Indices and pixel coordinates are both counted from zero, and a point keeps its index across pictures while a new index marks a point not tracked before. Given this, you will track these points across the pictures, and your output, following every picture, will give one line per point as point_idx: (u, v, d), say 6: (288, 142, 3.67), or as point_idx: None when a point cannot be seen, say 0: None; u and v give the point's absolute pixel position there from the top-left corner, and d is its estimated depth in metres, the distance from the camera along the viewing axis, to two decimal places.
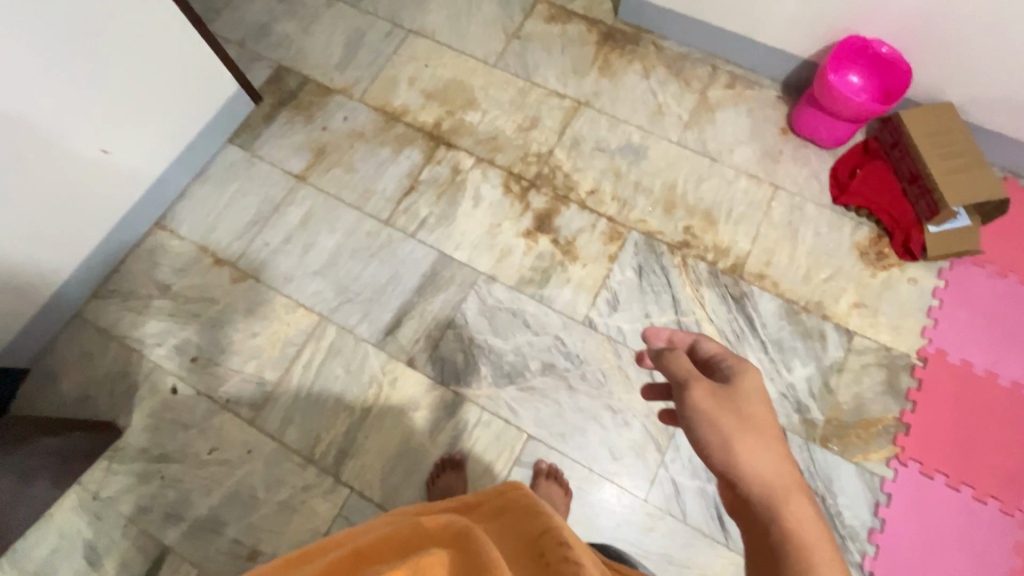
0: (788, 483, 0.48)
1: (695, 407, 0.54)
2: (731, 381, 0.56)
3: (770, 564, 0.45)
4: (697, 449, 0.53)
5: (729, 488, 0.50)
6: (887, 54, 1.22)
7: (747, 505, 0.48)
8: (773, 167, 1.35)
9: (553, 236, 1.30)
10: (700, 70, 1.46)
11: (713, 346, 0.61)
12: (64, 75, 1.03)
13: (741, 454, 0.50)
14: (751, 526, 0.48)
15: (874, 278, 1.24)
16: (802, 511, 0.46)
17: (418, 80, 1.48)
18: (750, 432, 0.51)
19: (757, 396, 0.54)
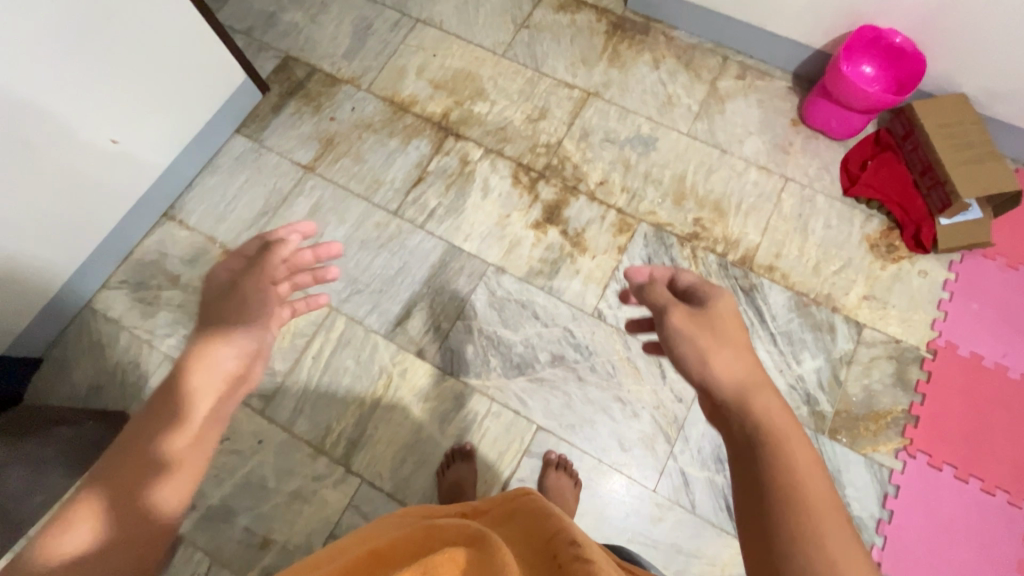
0: (756, 381, 0.55)
1: (676, 330, 0.61)
2: (706, 304, 0.62)
3: (750, 455, 0.50)
4: (681, 367, 0.59)
5: (708, 396, 0.56)
6: (902, 44, 1.21)
7: (723, 409, 0.55)
8: (783, 159, 1.34)
9: (562, 227, 1.30)
10: (710, 60, 1.44)
11: (690, 277, 0.67)
12: (75, 65, 1.03)
13: (715, 364, 0.57)
14: (729, 428, 0.54)
15: (884, 270, 1.24)
16: (770, 399, 0.54)
17: (427, 70, 1.47)
18: (722, 345, 0.58)
19: (730, 314, 0.61)
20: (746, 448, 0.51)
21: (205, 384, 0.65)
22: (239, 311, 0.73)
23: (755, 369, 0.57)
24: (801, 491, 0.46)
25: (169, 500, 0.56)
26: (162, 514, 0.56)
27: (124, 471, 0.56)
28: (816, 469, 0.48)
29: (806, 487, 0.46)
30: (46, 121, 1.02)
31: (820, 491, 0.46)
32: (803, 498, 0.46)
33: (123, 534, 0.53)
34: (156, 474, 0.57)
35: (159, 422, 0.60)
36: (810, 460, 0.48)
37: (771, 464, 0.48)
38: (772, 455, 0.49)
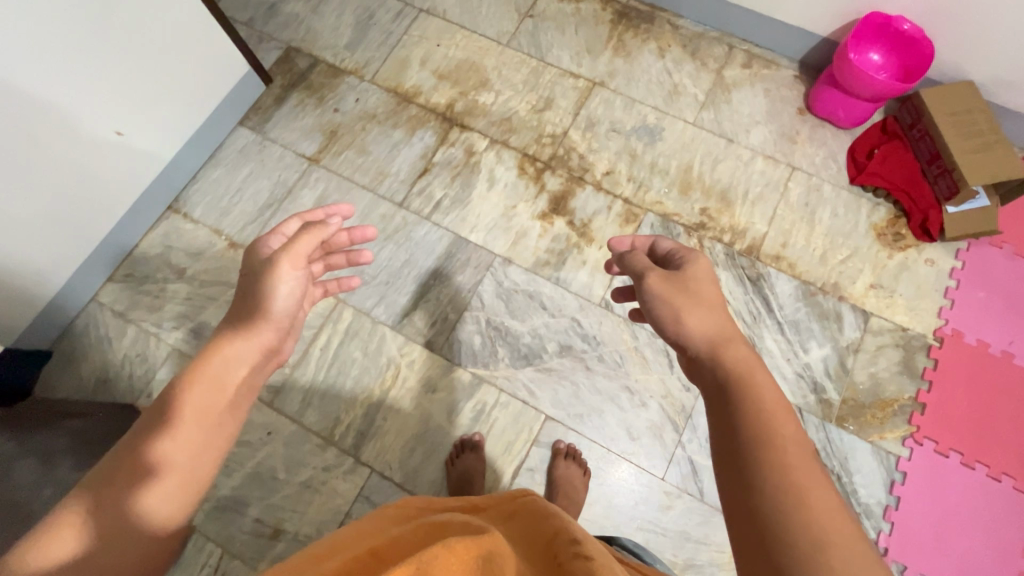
0: (724, 334, 0.60)
1: (653, 292, 0.66)
2: (682, 266, 0.69)
3: (721, 396, 0.54)
4: (659, 326, 0.64)
5: (683, 352, 0.61)
6: (909, 31, 1.20)
7: (697, 359, 0.59)
8: (790, 148, 1.34)
9: (568, 218, 1.30)
10: (716, 49, 1.43)
11: (668, 244, 0.74)
12: (77, 56, 1.02)
13: (688, 320, 0.62)
14: (702, 374, 0.58)
15: (892, 259, 1.24)
16: (741, 352, 0.57)
17: (431, 61, 1.46)
18: (694, 303, 0.63)
19: (705, 274, 0.67)
20: (719, 393, 0.54)
21: (219, 377, 0.64)
22: (267, 292, 0.71)
23: (728, 326, 0.61)
24: (772, 436, 0.47)
25: (164, 505, 0.53)
26: (146, 521, 0.52)
27: (116, 476, 0.53)
28: (784, 413, 0.49)
29: (777, 432, 0.48)
30: (49, 113, 1.02)
31: (790, 437, 0.48)
32: (774, 443, 0.47)
33: (111, 539, 0.50)
34: (147, 476, 0.53)
35: (153, 426, 0.57)
36: (778, 406, 0.50)
37: (742, 412, 0.51)
38: (744, 404, 0.51)
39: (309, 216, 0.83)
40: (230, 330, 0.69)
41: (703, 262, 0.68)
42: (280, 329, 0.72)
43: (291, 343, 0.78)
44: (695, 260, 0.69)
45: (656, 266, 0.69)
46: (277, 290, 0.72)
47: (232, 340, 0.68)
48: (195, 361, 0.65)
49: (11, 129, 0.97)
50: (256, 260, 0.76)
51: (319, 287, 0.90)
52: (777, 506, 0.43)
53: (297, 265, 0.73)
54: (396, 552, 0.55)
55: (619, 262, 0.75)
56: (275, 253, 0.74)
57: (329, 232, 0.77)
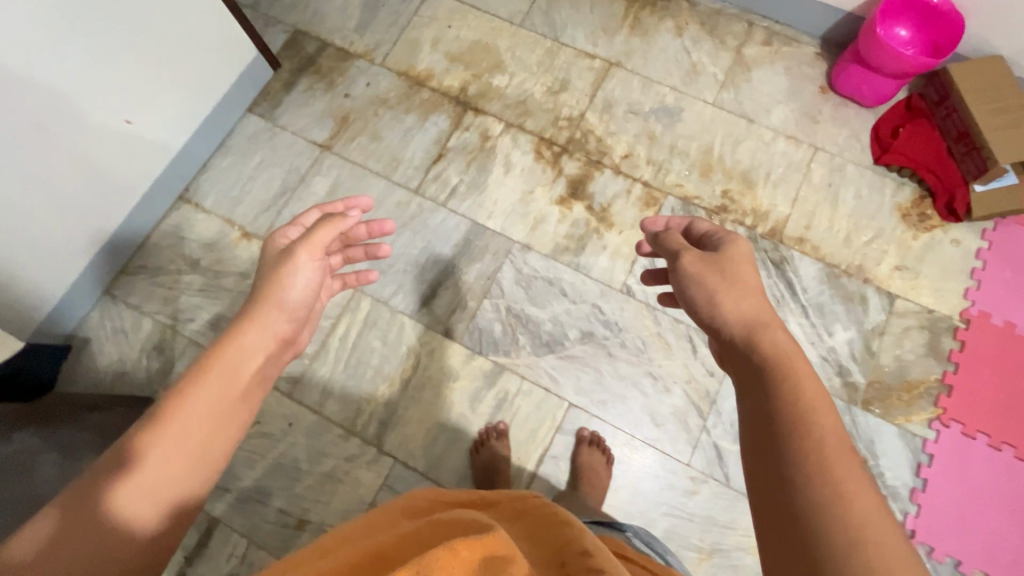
0: (762, 318, 0.57)
1: (687, 272, 0.65)
2: (720, 248, 0.67)
3: (756, 380, 0.52)
4: (692, 308, 0.64)
5: (715, 336, 0.60)
6: (938, 5, 1.16)
7: (732, 343, 0.58)
8: (812, 128, 1.31)
9: (587, 203, 1.27)
10: (735, 26, 1.40)
11: (705, 226, 0.73)
12: (83, 39, 0.98)
13: (724, 303, 0.60)
14: (738, 356, 0.57)
15: (916, 240, 1.22)
16: (777, 336, 0.55)
17: (442, 42, 1.42)
18: (733, 286, 0.61)
19: (743, 257, 0.65)
20: (756, 378, 0.52)
21: (232, 369, 0.61)
22: (283, 282, 0.70)
23: (764, 311, 0.59)
24: (808, 426, 0.46)
25: (139, 502, 0.50)
26: (134, 520, 0.49)
27: (102, 465, 0.50)
28: (824, 405, 0.47)
29: (815, 424, 0.46)
30: (55, 100, 0.99)
31: (830, 428, 0.46)
32: (810, 437, 0.45)
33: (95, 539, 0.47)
34: (131, 467, 0.51)
35: (151, 416, 0.54)
36: (818, 398, 0.48)
37: (780, 399, 0.49)
38: (782, 391, 0.50)
39: (329, 207, 0.82)
40: (246, 315, 0.67)
41: (741, 244, 0.65)
42: (294, 319, 0.71)
43: (307, 333, 0.77)
44: (733, 242, 0.67)
45: (691, 247, 0.68)
46: (292, 281, 0.71)
47: (251, 327, 0.66)
48: (208, 350, 0.62)
49: (18, 116, 0.94)
50: (274, 249, 0.76)
51: (337, 279, 0.87)
52: (816, 501, 0.41)
53: (315, 256, 0.73)
54: (394, 554, 0.49)
55: (654, 242, 0.75)
56: (293, 244, 0.73)
57: (350, 224, 0.75)
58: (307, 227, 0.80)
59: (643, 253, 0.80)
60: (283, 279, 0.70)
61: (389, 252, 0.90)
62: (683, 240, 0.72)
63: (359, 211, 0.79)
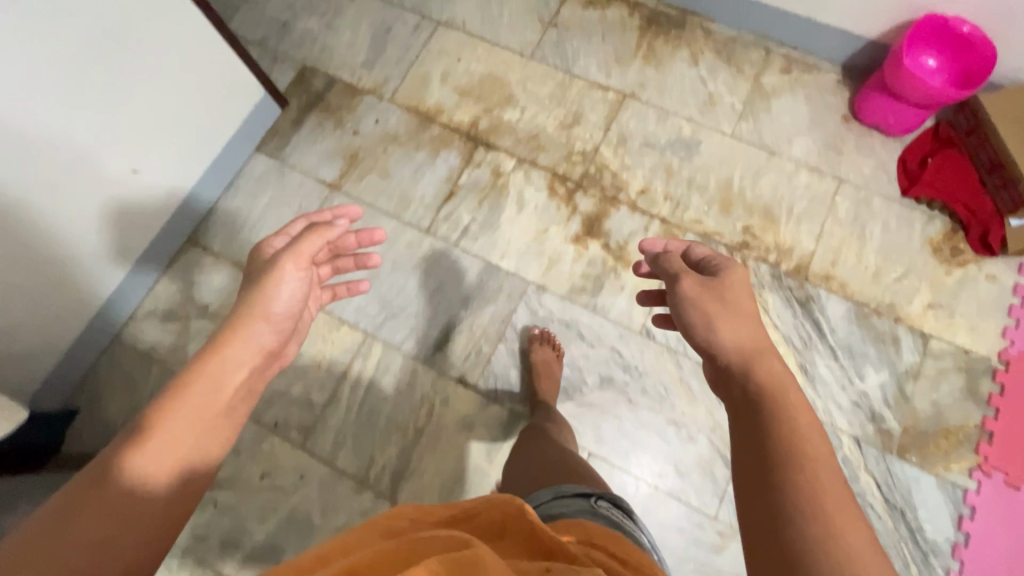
0: (759, 347, 0.59)
1: (687, 296, 0.66)
2: (718, 275, 0.68)
3: (749, 405, 0.53)
4: (688, 330, 0.65)
5: (710, 359, 0.61)
6: (968, 34, 1.11)
7: (727, 371, 0.59)
8: (836, 159, 1.26)
9: (603, 241, 1.24)
10: (752, 54, 1.35)
11: (703, 250, 0.74)
12: (93, 90, 0.98)
13: (720, 329, 0.62)
14: (729, 386, 0.57)
15: (950, 276, 1.17)
16: (776, 366, 0.56)
17: (451, 77, 1.39)
18: (729, 313, 0.63)
19: (741, 284, 0.66)
20: (751, 404, 0.53)
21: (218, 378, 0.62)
22: (268, 294, 0.70)
23: (759, 340, 0.60)
24: (805, 458, 0.47)
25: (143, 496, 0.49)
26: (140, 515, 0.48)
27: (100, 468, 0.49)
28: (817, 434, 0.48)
29: (808, 451, 0.47)
30: (69, 149, 0.98)
31: (826, 461, 0.47)
32: (806, 467, 0.46)
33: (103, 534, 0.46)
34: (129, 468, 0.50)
35: (129, 436, 0.52)
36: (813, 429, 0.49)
37: (773, 422, 0.51)
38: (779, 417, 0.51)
39: (316, 216, 0.81)
40: (230, 328, 0.67)
41: (739, 271, 0.67)
42: (281, 331, 0.70)
43: (291, 347, 0.76)
44: (732, 269, 0.68)
45: (690, 271, 0.69)
46: (278, 292, 0.71)
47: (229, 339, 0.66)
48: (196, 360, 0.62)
49: (34, 163, 0.94)
50: (259, 261, 0.76)
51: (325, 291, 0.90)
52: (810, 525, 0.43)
53: (300, 267, 0.72)
54: None
55: (653, 263, 0.76)
56: (279, 254, 0.73)
57: (336, 234, 0.75)
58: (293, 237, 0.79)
59: (642, 274, 0.81)
60: (269, 291, 0.71)
61: (377, 259, 0.90)
62: (682, 263, 0.72)
63: (346, 220, 0.77)
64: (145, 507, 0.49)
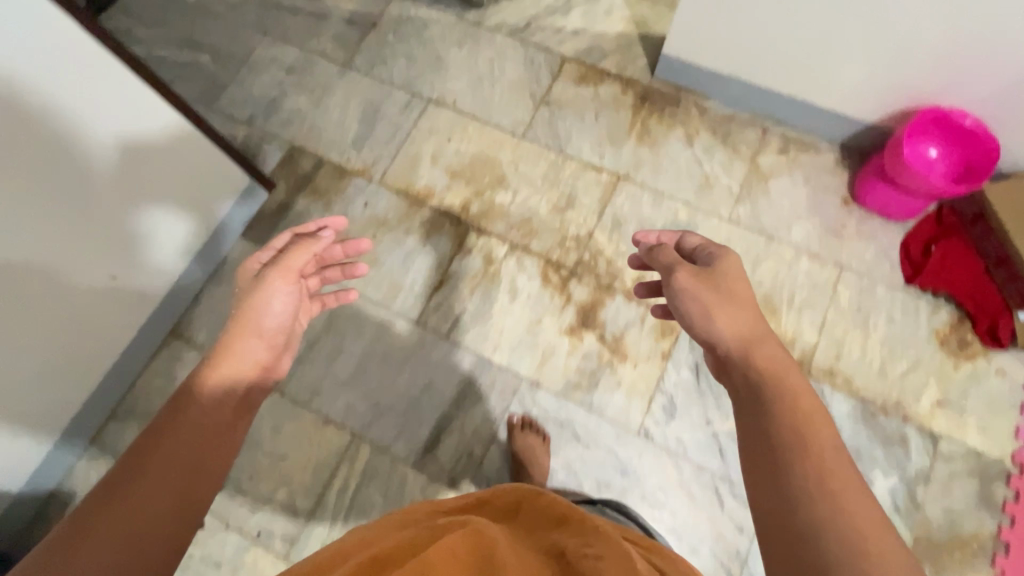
0: (758, 334, 0.67)
1: (683, 287, 0.74)
2: (714, 265, 0.76)
3: (749, 392, 0.60)
4: (689, 321, 0.72)
5: (712, 349, 0.69)
6: (971, 127, 1.09)
7: (726, 359, 0.67)
8: (836, 245, 1.23)
9: (599, 332, 1.20)
10: (748, 134, 1.33)
11: (695, 240, 0.83)
12: (66, 201, 0.92)
13: (717, 319, 0.69)
14: (730, 376, 0.65)
15: (958, 371, 1.13)
16: (772, 352, 0.64)
17: (442, 157, 1.37)
18: (726, 302, 0.71)
19: (735, 273, 0.74)
20: (751, 391, 0.60)
21: (228, 380, 0.69)
22: (261, 310, 0.78)
23: (755, 329, 0.68)
24: (808, 446, 0.51)
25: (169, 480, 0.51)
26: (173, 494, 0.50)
27: (122, 468, 0.50)
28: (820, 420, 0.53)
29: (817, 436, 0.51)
30: (48, 265, 0.94)
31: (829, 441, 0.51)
32: (810, 450, 0.51)
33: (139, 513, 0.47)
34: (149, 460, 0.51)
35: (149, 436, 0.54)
36: (814, 412, 0.54)
37: (778, 413, 0.55)
38: (779, 405, 0.55)
39: (301, 229, 0.89)
40: (224, 344, 0.74)
41: (732, 261, 0.75)
42: (273, 346, 0.78)
43: (286, 360, 0.82)
44: (724, 258, 0.76)
45: (684, 262, 0.77)
46: (270, 308, 0.79)
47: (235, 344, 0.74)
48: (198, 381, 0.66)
49: (9, 288, 0.89)
50: (246, 279, 0.83)
51: (317, 302, 0.92)
52: (818, 506, 0.47)
53: (289, 279, 0.81)
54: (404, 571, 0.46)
55: (649, 255, 0.85)
56: (266, 271, 0.81)
57: (320, 246, 0.85)
58: (278, 252, 0.86)
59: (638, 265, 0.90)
60: (259, 305, 0.78)
61: (367, 267, 0.94)
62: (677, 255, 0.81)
63: (332, 231, 0.87)
64: (178, 471, 0.52)
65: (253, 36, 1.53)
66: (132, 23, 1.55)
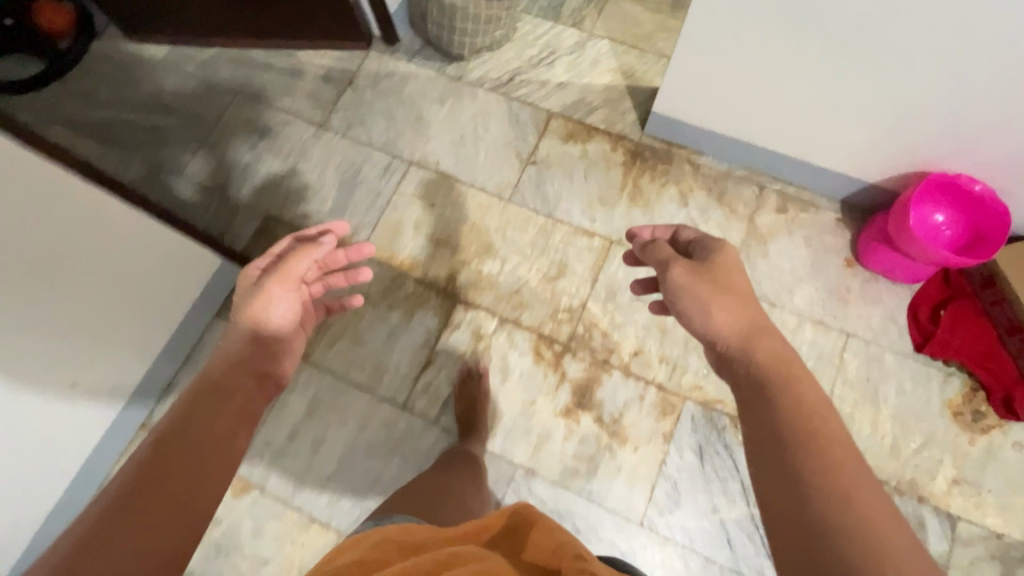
0: (758, 326, 0.67)
1: (678, 284, 0.73)
2: (712, 258, 0.74)
3: (753, 384, 0.61)
4: (686, 317, 0.72)
5: (711, 345, 0.69)
6: (979, 192, 1.05)
7: (727, 359, 0.67)
8: (841, 310, 1.17)
9: (596, 413, 1.14)
10: (744, 191, 1.27)
11: (692, 233, 0.82)
12: (21, 308, 0.84)
13: (715, 315, 0.69)
14: (732, 369, 0.65)
15: (974, 445, 1.08)
16: (773, 345, 0.64)
17: (425, 224, 1.30)
18: (725, 295, 0.70)
19: (734, 265, 0.73)
20: (755, 385, 0.61)
21: (233, 376, 0.63)
22: (265, 316, 0.73)
23: (756, 321, 0.68)
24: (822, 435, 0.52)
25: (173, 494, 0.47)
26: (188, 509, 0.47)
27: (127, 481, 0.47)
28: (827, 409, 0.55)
29: (824, 427, 0.53)
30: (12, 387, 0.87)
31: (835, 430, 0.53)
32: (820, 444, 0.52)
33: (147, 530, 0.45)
34: (159, 473, 0.48)
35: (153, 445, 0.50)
36: (820, 401, 0.56)
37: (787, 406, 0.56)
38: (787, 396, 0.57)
39: (301, 233, 0.83)
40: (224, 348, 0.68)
41: (731, 253, 0.74)
42: (276, 346, 0.73)
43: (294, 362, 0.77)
44: (720, 250, 0.75)
45: (680, 257, 0.76)
46: (272, 314, 0.73)
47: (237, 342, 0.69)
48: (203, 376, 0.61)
49: None
50: (245, 284, 0.77)
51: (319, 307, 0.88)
52: (835, 505, 0.47)
53: (288, 287, 0.75)
54: None
55: (641, 250, 0.83)
56: (263, 279, 0.76)
57: (323, 251, 0.78)
58: (277, 257, 0.79)
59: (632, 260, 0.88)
60: (261, 314, 0.73)
61: (371, 273, 0.86)
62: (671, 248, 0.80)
63: (332, 235, 0.81)
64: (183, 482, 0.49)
65: (224, 96, 1.46)
66: (95, 84, 1.47)
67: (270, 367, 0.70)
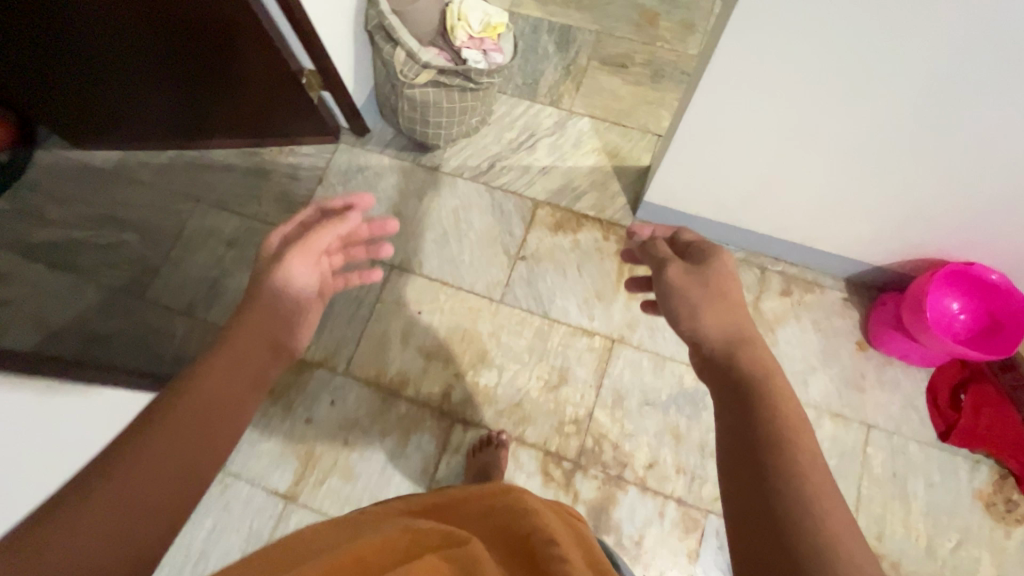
0: (742, 330, 0.59)
1: (672, 284, 0.64)
2: (705, 261, 0.65)
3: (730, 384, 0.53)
4: (672, 316, 0.63)
5: (696, 349, 0.59)
6: (996, 281, 1.01)
7: (710, 361, 0.57)
8: (859, 400, 1.12)
9: (614, 536, 1.06)
10: (745, 275, 1.22)
11: (691, 235, 0.71)
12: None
13: (702, 316, 0.60)
14: (713, 370, 0.56)
15: (1011, 538, 1.03)
16: (759, 354, 0.55)
17: (413, 334, 1.21)
18: (715, 300, 0.61)
19: (726, 270, 0.64)
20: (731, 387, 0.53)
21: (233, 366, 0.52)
22: (278, 287, 0.62)
23: (744, 325, 0.60)
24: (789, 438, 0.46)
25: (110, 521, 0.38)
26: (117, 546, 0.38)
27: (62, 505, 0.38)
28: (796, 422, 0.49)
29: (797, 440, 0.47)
30: None
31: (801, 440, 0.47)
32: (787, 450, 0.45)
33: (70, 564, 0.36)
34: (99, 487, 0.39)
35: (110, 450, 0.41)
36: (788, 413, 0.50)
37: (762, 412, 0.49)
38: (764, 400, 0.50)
39: (329, 202, 0.72)
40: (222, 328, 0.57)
41: (726, 260, 0.64)
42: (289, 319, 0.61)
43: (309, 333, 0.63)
44: (719, 251, 0.66)
45: (677, 256, 0.67)
46: (289, 286, 0.63)
47: (256, 308, 0.59)
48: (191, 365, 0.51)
49: None
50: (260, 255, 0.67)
51: None
52: (803, 504, 0.41)
53: (309, 260, 0.65)
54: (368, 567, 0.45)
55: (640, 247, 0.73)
56: (284, 250, 0.65)
57: (348, 227, 0.68)
58: (299, 225, 0.69)
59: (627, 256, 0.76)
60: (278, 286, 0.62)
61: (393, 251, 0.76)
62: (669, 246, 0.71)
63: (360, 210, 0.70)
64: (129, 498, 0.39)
65: (183, 201, 1.35)
66: (43, 200, 1.37)
67: (289, 339, 0.60)
